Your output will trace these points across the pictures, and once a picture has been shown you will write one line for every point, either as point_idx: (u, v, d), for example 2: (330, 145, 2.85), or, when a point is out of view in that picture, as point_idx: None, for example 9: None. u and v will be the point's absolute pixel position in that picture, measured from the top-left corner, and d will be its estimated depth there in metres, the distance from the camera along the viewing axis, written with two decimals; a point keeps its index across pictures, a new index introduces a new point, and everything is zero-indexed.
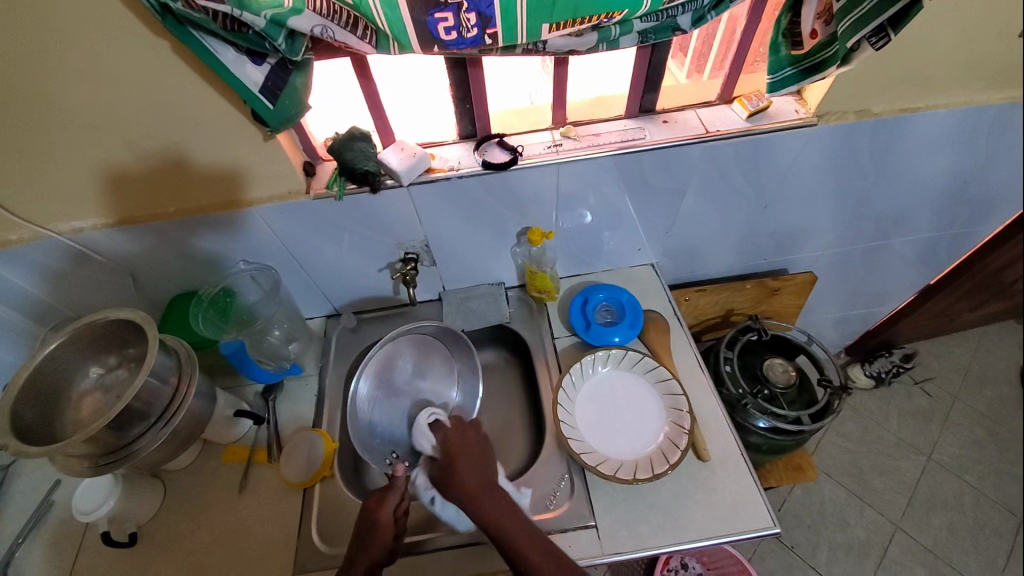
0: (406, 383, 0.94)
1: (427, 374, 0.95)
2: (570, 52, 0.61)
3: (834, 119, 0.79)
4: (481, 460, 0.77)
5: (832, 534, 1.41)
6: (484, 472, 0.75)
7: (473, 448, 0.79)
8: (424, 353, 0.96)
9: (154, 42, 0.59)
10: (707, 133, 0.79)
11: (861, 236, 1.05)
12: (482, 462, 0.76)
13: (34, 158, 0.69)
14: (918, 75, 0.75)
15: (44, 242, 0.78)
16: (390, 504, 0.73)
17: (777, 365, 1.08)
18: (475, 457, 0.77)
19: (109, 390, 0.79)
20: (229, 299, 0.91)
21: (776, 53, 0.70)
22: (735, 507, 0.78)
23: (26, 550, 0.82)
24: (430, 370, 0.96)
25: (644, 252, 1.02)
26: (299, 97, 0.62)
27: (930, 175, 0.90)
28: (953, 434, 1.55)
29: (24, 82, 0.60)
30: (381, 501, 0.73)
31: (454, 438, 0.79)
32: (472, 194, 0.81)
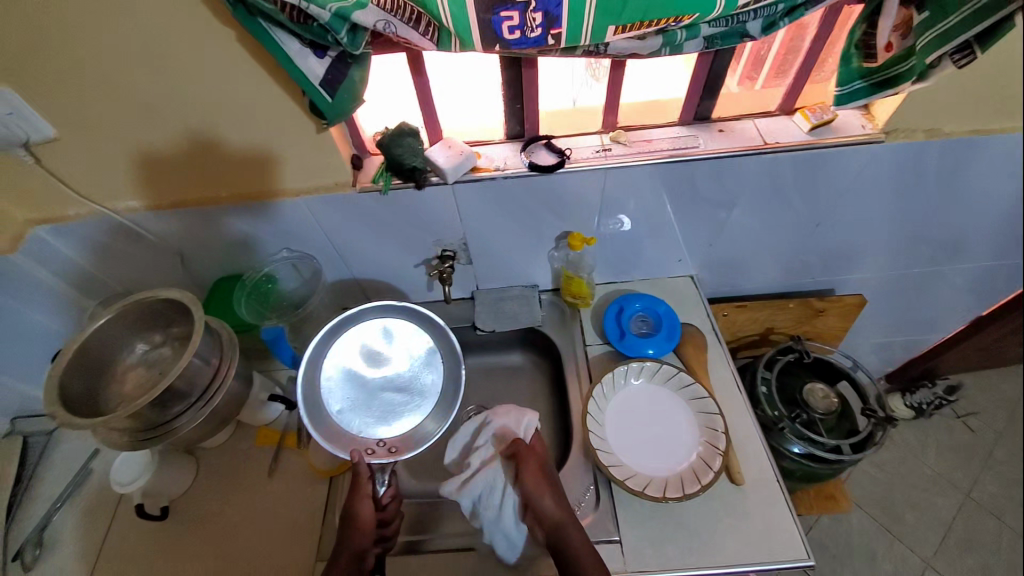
0: (375, 367, 0.84)
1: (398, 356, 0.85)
2: (631, 55, 0.59)
3: (902, 137, 0.75)
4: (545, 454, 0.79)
5: (859, 568, 1.35)
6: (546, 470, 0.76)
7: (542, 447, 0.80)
8: (390, 332, 0.85)
9: (222, 32, 0.60)
10: (765, 144, 0.76)
11: (917, 260, 0.99)
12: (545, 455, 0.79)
13: (99, 137, 0.71)
14: (999, 95, 0.70)
15: (101, 219, 0.81)
16: (365, 490, 0.75)
17: (818, 391, 1.03)
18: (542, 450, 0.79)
19: (152, 366, 0.81)
20: (270, 286, 0.93)
21: (845, 64, 0.66)
22: (769, 534, 0.75)
23: (65, 514, 0.86)
24: (402, 347, 0.85)
25: (685, 263, 1.00)
26: (356, 90, 0.62)
27: (999, 200, 0.85)
28: (995, 474, 1.46)
29: (97, 65, 0.63)
30: (357, 489, 0.75)
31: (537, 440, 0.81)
32: (515, 195, 0.80)
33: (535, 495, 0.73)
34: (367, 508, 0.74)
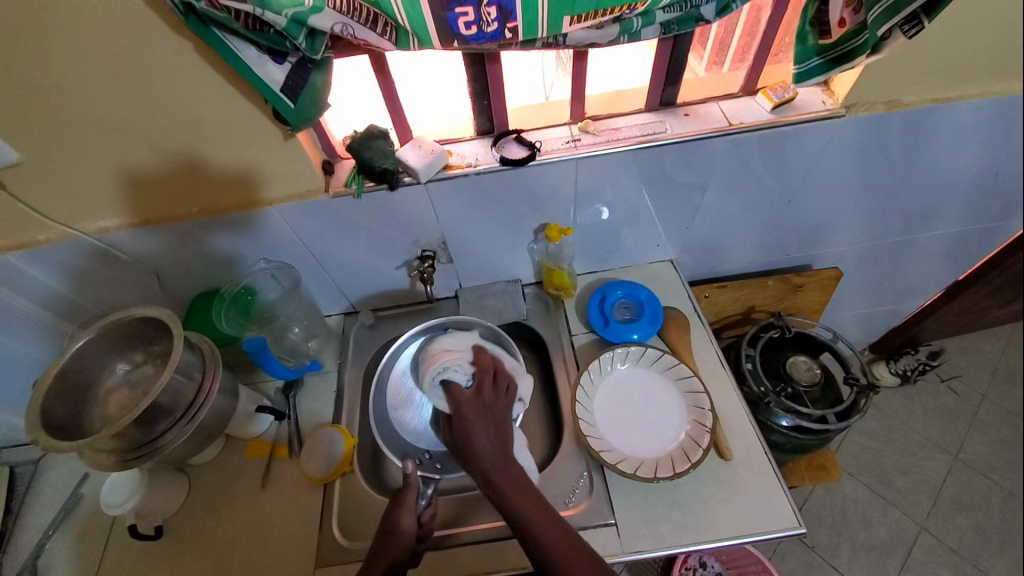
0: None
1: None
2: (590, 45, 0.60)
3: (862, 110, 0.77)
4: (500, 420, 0.75)
5: (854, 534, 1.38)
6: (501, 443, 0.73)
7: (493, 412, 0.75)
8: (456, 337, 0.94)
9: (179, 44, 0.60)
10: (730, 125, 0.77)
11: (888, 230, 1.02)
12: (502, 423, 0.75)
13: (61, 158, 0.70)
14: (949, 63, 0.72)
15: (71, 242, 0.80)
16: (410, 502, 0.75)
17: (801, 363, 1.06)
18: (494, 419, 0.75)
19: (135, 385, 0.81)
20: (250, 297, 0.91)
21: (802, 42, 0.67)
22: (760, 507, 0.77)
23: (57, 542, 0.85)
24: None
25: (663, 248, 1.01)
26: (318, 97, 0.62)
27: (960, 168, 0.87)
28: (980, 434, 1.50)
29: (52, 84, 0.62)
30: (402, 501, 0.75)
31: (469, 402, 0.74)
32: (490, 190, 0.81)
33: (468, 438, 0.72)
34: (410, 519, 0.74)
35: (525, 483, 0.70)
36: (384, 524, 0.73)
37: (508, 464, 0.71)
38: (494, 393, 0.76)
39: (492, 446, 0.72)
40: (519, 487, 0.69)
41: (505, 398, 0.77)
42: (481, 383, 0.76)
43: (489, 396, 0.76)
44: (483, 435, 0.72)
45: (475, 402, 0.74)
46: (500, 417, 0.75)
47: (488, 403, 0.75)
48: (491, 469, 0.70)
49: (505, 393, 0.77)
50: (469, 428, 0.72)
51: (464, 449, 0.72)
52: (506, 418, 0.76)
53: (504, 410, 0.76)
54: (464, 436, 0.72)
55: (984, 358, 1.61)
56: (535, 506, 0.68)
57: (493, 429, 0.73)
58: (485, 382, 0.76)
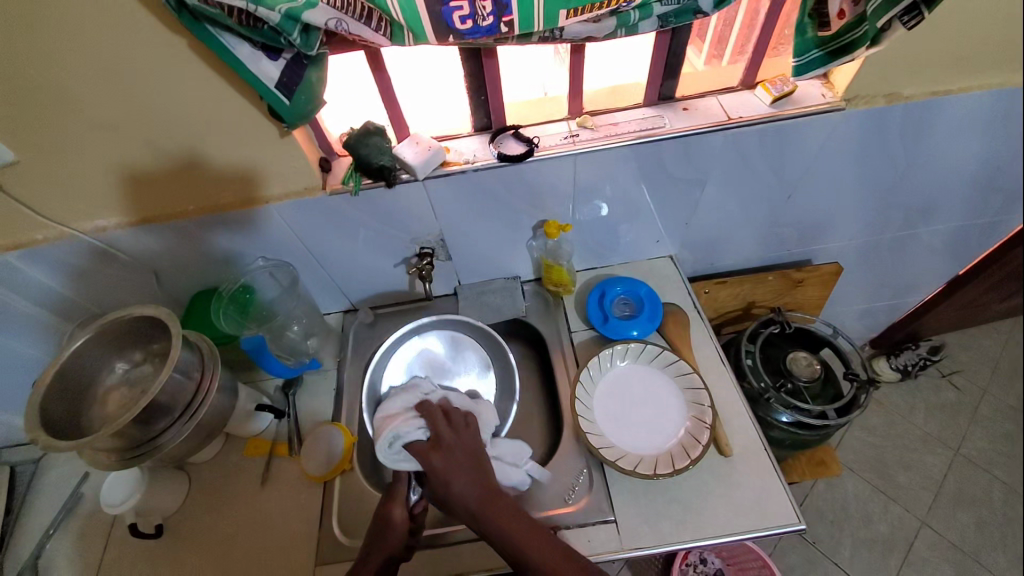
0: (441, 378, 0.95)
1: (463, 366, 0.96)
2: (587, 38, 0.60)
3: (862, 103, 0.76)
4: (474, 457, 0.73)
5: (856, 529, 1.38)
6: (481, 479, 0.71)
7: (460, 453, 0.73)
8: (456, 347, 0.98)
9: (173, 41, 0.59)
10: (728, 120, 0.76)
11: (889, 225, 1.01)
12: (477, 458, 0.73)
13: (56, 157, 0.70)
14: (950, 55, 0.72)
15: (68, 241, 0.80)
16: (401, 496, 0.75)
17: (801, 358, 1.06)
18: (466, 459, 0.72)
19: (134, 385, 0.80)
20: (248, 296, 0.90)
21: (801, 35, 0.66)
22: (760, 503, 0.77)
23: (58, 541, 0.85)
24: (462, 361, 0.97)
25: (663, 244, 1.00)
26: (314, 91, 0.62)
27: (961, 162, 0.86)
28: (982, 429, 1.50)
29: (46, 83, 0.61)
30: (393, 494, 0.76)
31: (432, 454, 0.72)
32: (488, 187, 0.80)
33: (446, 488, 0.70)
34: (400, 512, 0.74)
35: (513, 508, 0.69)
36: (377, 518, 0.74)
37: (493, 498, 0.70)
38: (456, 433, 0.74)
39: (471, 485, 0.70)
40: (507, 515, 0.68)
41: (468, 433, 0.75)
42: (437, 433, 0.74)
43: (448, 439, 0.73)
44: (457, 479, 0.70)
45: (439, 455, 0.72)
46: (472, 452, 0.73)
47: (453, 446, 0.73)
48: (476, 507, 0.69)
49: (467, 429, 0.75)
50: (442, 480, 0.70)
51: (444, 496, 0.71)
52: (482, 448, 0.74)
53: (478, 444, 0.75)
54: (439, 485, 0.71)
55: (985, 353, 1.61)
56: (524, 530, 0.68)
57: (467, 466, 0.71)
58: (439, 423, 0.75)
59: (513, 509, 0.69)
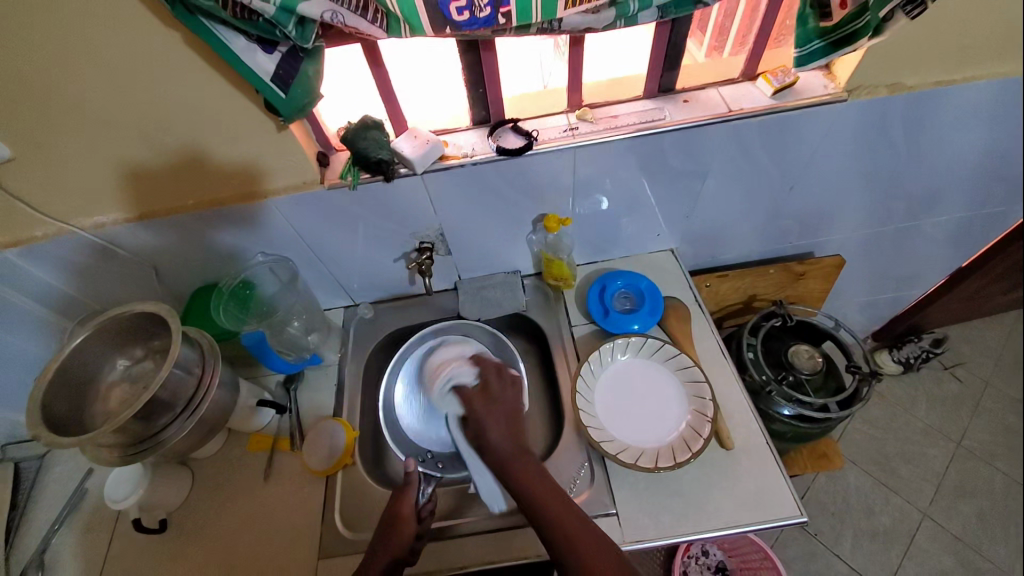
0: None
1: None
2: (586, 29, 0.59)
3: (865, 94, 0.76)
4: (512, 409, 0.79)
5: (857, 521, 1.39)
6: (514, 429, 0.76)
7: (501, 403, 0.79)
8: None
9: (169, 35, 0.59)
10: (730, 111, 0.76)
11: (891, 217, 1.00)
12: (514, 413, 0.78)
13: (54, 152, 0.69)
14: (954, 44, 0.71)
15: (68, 237, 0.80)
16: (410, 496, 0.77)
17: (803, 351, 1.05)
18: (505, 409, 0.78)
19: (135, 381, 0.81)
20: (249, 292, 0.91)
21: (802, 25, 0.65)
22: (760, 495, 0.77)
23: (63, 536, 0.85)
24: None
25: (664, 237, 1.00)
26: (311, 85, 0.61)
27: (964, 153, 0.86)
28: (984, 421, 1.50)
29: (42, 78, 0.61)
30: (403, 492, 0.78)
31: (478, 399, 0.79)
32: (488, 181, 0.80)
33: (481, 430, 0.76)
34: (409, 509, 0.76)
35: (539, 469, 0.72)
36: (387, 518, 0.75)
37: (521, 450, 0.74)
38: (501, 385, 0.80)
39: (505, 437, 0.75)
40: (532, 472, 0.71)
41: (514, 390, 0.81)
42: (485, 380, 0.81)
43: (496, 390, 0.80)
44: (494, 424, 0.76)
45: (482, 400, 0.79)
46: (512, 409, 0.79)
47: (497, 397, 0.79)
48: (502, 450, 0.74)
49: (512, 386, 0.81)
50: (480, 423, 0.77)
51: (478, 437, 0.76)
52: (524, 407, 0.80)
53: (519, 403, 0.80)
54: (477, 427, 0.77)
55: (988, 345, 1.61)
56: (543, 482, 0.70)
57: (506, 418, 0.77)
58: (492, 373, 0.82)
59: (538, 469, 0.72)
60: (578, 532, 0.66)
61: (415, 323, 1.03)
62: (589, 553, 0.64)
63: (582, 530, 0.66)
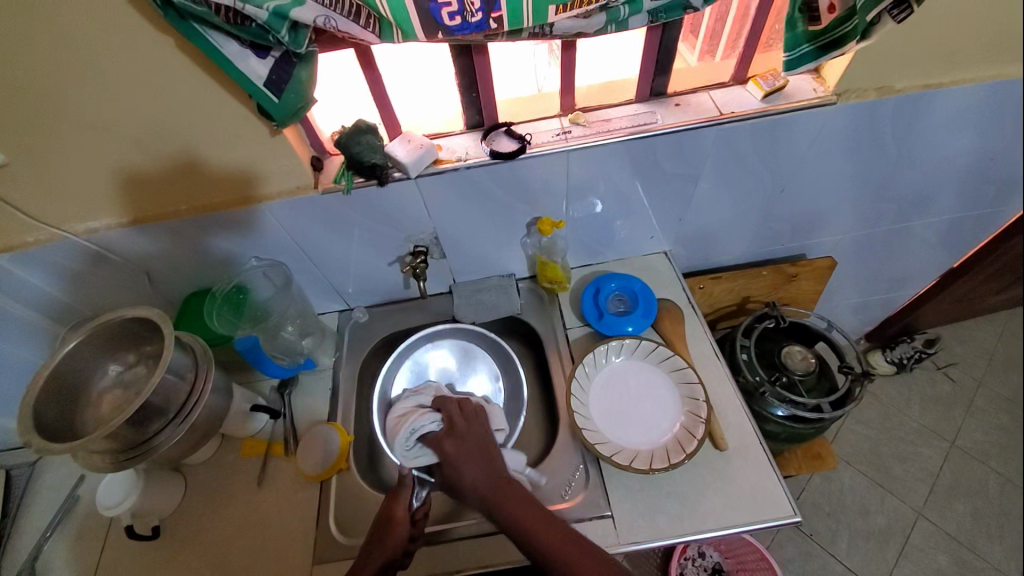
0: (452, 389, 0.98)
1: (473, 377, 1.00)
2: (578, 34, 0.59)
3: (853, 97, 0.77)
4: (485, 446, 0.77)
5: (852, 522, 1.39)
6: (490, 464, 0.75)
7: (471, 441, 0.77)
8: (469, 358, 1.01)
9: (161, 40, 0.59)
10: (721, 115, 0.76)
11: (882, 218, 1.01)
12: (488, 449, 0.77)
13: (45, 158, 0.69)
14: (941, 48, 0.72)
15: (59, 243, 0.79)
16: (404, 499, 0.75)
17: (796, 352, 1.05)
18: (478, 447, 0.77)
19: (128, 387, 0.80)
20: (242, 296, 0.90)
21: (792, 29, 0.66)
22: (754, 496, 0.77)
23: (54, 544, 0.85)
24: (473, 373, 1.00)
25: (657, 240, 1.01)
26: (305, 89, 0.61)
27: (952, 155, 0.87)
28: (977, 420, 1.51)
29: (33, 84, 0.61)
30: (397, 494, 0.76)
31: (447, 441, 0.77)
32: (481, 184, 0.80)
33: (455, 472, 0.74)
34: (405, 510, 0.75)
35: (523, 494, 0.71)
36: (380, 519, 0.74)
37: (500, 483, 0.73)
38: (468, 424, 0.79)
39: (482, 473, 0.74)
40: (517, 498, 0.71)
41: (479, 424, 0.79)
42: (450, 421, 0.80)
43: (463, 428, 0.79)
44: (467, 463, 0.75)
45: (450, 444, 0.77)
46: (483, 443, 0.77)
47: (466, 436, 0.78)
48: (482, 488, 0.72)
49: (478, 424, 0.80)
50: (454, 463, 0.75)
51: (455, 479, 0.74)
52: (494, 440, 0.79)
53: (489, 436, 0.79)
54: (451, 470, 0.75)
55: (980, 345, 1.62)
56: (530, 511, 0.69)
57: (478, 453, 0.76)
58: (455, 415, 0.81)
59: (522, 494, 0.71)
60: (575, 556, 0.66)
61: (410, 327, 1.03)
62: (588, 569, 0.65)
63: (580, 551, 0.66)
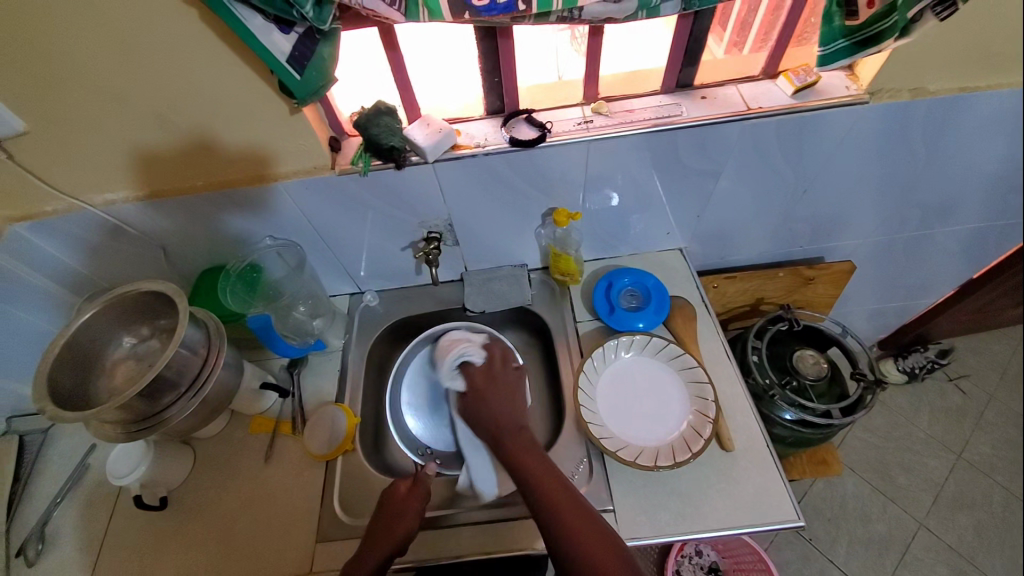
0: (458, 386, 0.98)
1: None
2: (607, 20, 0.58)
3: (887, 97, 0.74)
4: (513, 390, 0.83)
5: (853, 528, 1.38)
6: (510, 407, 0.80)
7: (503, 382, 0.83)
8: None
9: (184, 11, 0.58)
10: (748, 110, 0.75)
11: (905, 224, 0.99)
12: (514, 395, 0.82)
13: (67, 129, 0.70)
14: (982, 50, 0.70)
15: (78, 213, 0.80)
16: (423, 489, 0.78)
17: (808, 357, 1.04)
18: (506, 390, 0.82)
19: (142, 358, 0.81)
20: (256, 274, 0.90)
21: (827, 23, 0.64)
22: (759, 498, 0.77)
23: (64, 510, 0.86)
24: None
25: (673, 236, 0.99)
26: (326, 68, 0.61)
27: (982, 162, 0.84)
28: (986, 434, 1.49)
29: (57, 51, 0.61)
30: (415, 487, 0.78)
31: (480, 377, 0.84)
32: (498, 173, 0.79)
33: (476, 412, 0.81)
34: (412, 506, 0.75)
35: (528, 444, 0.75)
36: (385, 511, 0.75)
37: (514, 426, 0.78)
38: (504, 369, 0.85)
39: (497, 415, 0.79)
40: (521, 446, 0.75)
41: (513, 369, 0.85)
42: (490, 361, 0.85)
43: (498, 371, 0.84)
44: (492, 398, 0.81)
45: (481, 380, 0.84)
46: (508, 386, 0.83)
47: (498, 378, 0.84)
48: (493, 422, 0.79)
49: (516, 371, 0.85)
50: (479, 400, 0.82)
51: (475, 410, 0.81)
52: (522, 386, 0.84)
53: (518, 382, 0.84)
54: (476, 401, 0.82)
55: (994, 358, 1.59)
56: (530, 458, 0.73)
57: (502, 395, 0.82)
58: (497, 358, 0.86)
59: (527, 445, 0.75)
60: (565, 505, 0.68)
61: (419, 313, 1.03)
62: (572, 519, 0.67)
63: (569, 504, 0.68)
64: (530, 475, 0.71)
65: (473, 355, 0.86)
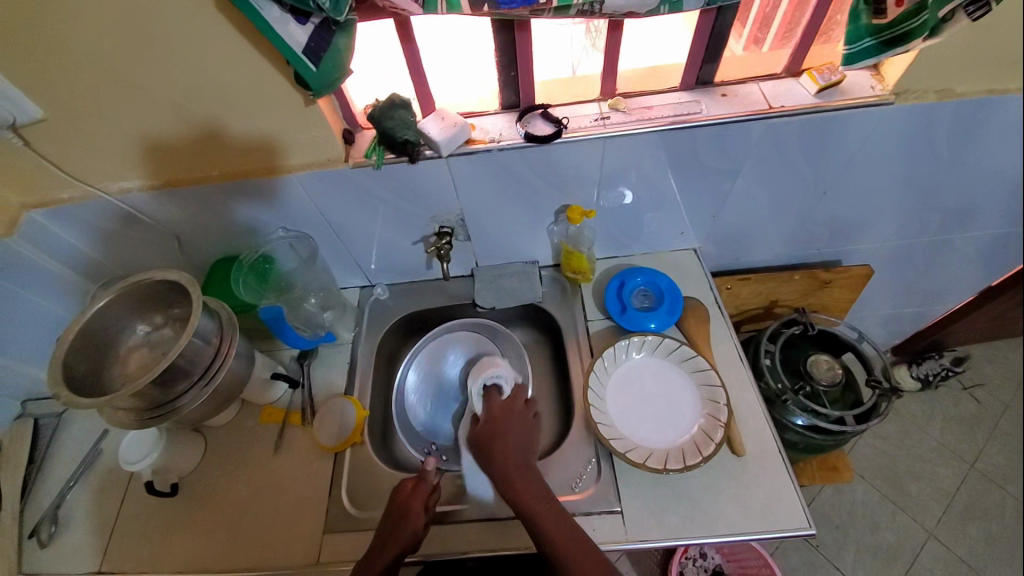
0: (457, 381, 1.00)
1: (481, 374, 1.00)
2: (628, 14, 0.57)
3: (913, 98, 0.72)
4: (529, 427, 0.81)
5: (861, 536, 1.36)
6: (523, 444, 0.79)
7: (518, 419, 0.82)
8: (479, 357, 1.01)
9: (202, 1, 0.58)
10: (769, 109, 0.73)
11: (927, 228, 0.96)
12: (528, 433, 0.80)
13: (83, 117, 0.70)
14: (1016, 50, 0.67)
15: (93, 201, 0.81)
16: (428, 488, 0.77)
17: (822, 362, 1.01)
18: (523, 426, 0.81)
19: (155, 346, 0.82)
20: (268, 266, 0.91)
21: (855, 20, 0.62)
22: (770, 505, 0.75)
23: (77, 494, 0.88)
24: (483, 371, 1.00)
25: (688, 236, 0.98)
26: (341, 60, 0.60)
27: (1010, 167, 0.82)
28: (1001, 444, 1.45)
29: (74, 39, 0.61)
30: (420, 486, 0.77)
31: (498, 409, 0.82)
32: (514, 169, 0.79)
33: (488, 447, 0.78)
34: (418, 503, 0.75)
35: (538, 485, 0.73)
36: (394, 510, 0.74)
37: (526, 464, 0.76)
38: (525, 407, 0.84)
39: (510, 451, 0.77)
40: (532, 486, 0.73)
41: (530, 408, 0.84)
42: (514, 396, 0.85)
43: (517, 408, 0.83)
44: (506, 434, 0.79)
45: (500, 412, 0.82)
46: (523, 423, 0.81)
47: (516, 414, 0.82)
48: (504, 460, 0.76)
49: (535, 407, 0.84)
50: (493, 432, 0.80)
51: (486, 444, 0.79)
52: (537, 428, 0.82)
53: (534, 423, 0.82)
54: (489, 434, 0.80)
55: None
56: (541, 500, 0.71)
57: (517, 431, 0.80)
58: (521, 398, 0.85)
59: (537, 486, 0.73)
60: (574, 550, 0.67)
61: (428, 307, 1.03)
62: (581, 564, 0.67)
63: (578, 547, 0.68)
64: (540, 519, 0.69)
65: (502, 378, 0.87)
